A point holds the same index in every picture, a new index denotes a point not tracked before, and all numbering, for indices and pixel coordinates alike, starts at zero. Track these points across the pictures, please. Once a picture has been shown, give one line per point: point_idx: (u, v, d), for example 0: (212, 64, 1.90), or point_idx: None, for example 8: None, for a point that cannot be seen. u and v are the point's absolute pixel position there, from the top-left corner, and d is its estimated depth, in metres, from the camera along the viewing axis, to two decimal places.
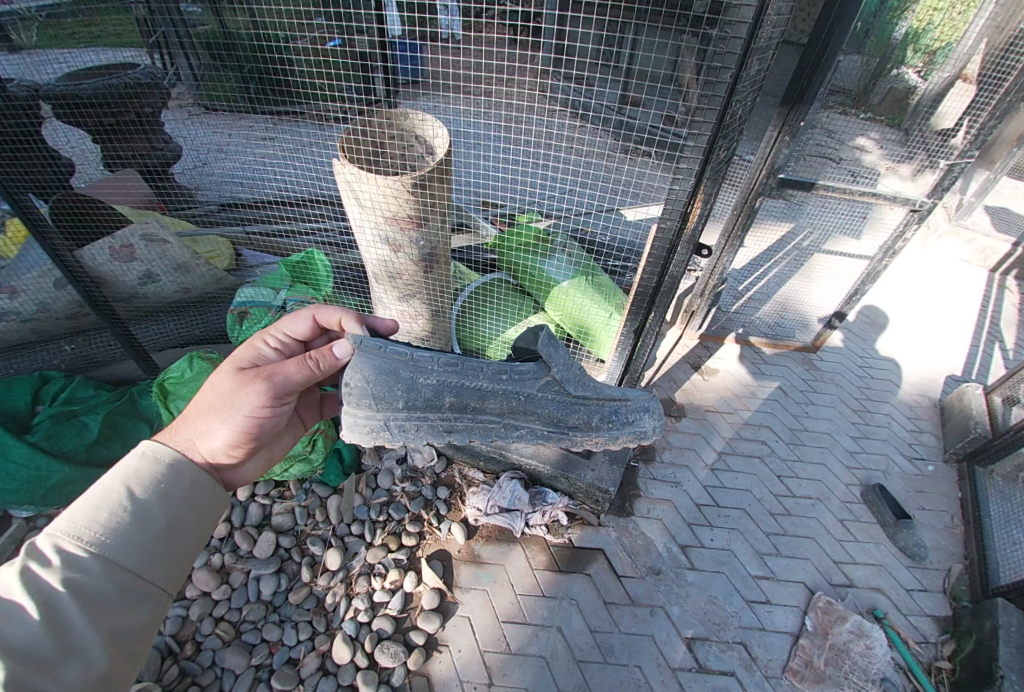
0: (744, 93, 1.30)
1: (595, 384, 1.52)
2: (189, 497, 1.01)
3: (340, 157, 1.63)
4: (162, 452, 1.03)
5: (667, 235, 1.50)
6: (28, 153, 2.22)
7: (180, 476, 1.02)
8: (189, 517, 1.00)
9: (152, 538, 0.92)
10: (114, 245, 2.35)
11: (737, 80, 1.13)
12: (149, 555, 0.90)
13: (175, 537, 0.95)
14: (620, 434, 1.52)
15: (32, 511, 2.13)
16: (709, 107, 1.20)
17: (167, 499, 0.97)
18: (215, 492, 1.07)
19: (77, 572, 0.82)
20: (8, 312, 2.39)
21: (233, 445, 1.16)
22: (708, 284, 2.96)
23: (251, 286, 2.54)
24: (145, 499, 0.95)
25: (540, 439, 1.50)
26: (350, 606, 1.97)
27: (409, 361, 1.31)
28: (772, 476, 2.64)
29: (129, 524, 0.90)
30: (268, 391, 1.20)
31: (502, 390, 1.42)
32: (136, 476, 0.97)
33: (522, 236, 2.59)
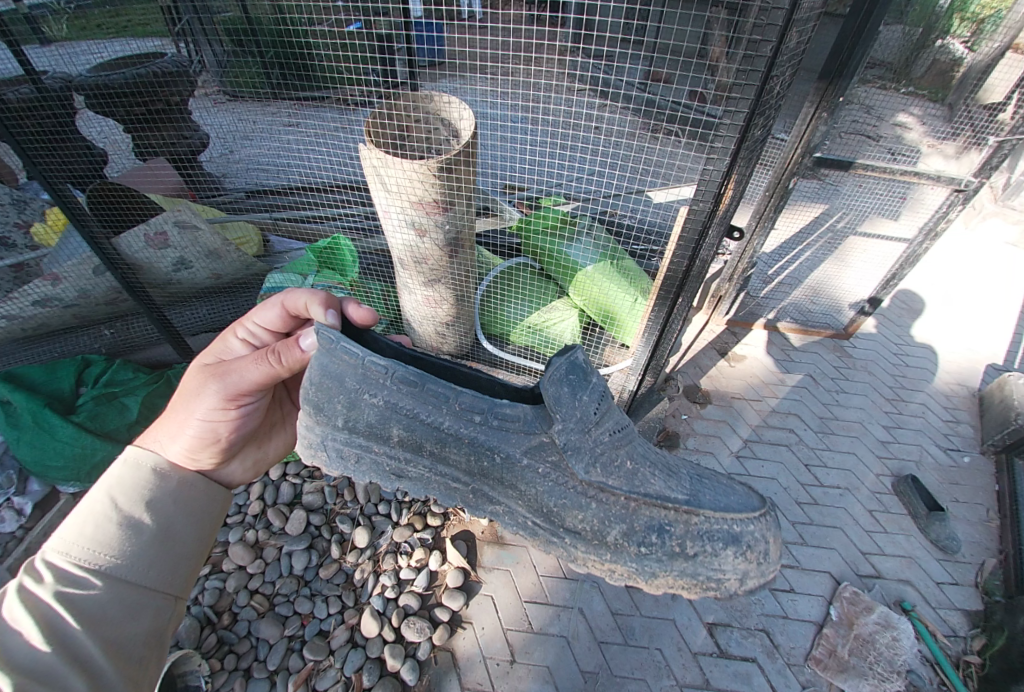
0: (782, 69, 1.24)
1: (631, 470, 1.05)
2: (177, 502, 1.08)
3: (366, 141, 1.64)
4: (143, 460, 1.09)
5: (699, 219, 1.46)
6: (65, 144, 2.29)
7: (164, 484, 1.08)
8: (181, 522, 1.07)
9: (144, 544, 0.98)
10: (148, 233, 2.41)
11: (778, 53, 1.08)
12: (146, 561, 0.97)
13: (168, 541, 1.02)
14: (659, 569, 1.03)
15: (78, 486, 2.26)
16: (747, 84, 1.15)
17: (154, 506, 1.04)
18: (203, 496, 1.14)
19: (72, 584, 0.87)
20: (51, 299, 2.49)
21: (195, 449, 1.16)
22: (737, 268, 2.90)
23: (279, 272, 2.62)
24: (132, 508, 1.01)
25: (522, 533, 1.16)
26: (377, 582, 2.04)
27: (359, 370, 1.04)
28: (800, 464, 2.60)
29: (120, 533, 0.96)
30: (224, 391, 1.17)
31: (470, 439, 1.08)
32: (119, 488, 1.02)
33: (547, 220, 2.58)
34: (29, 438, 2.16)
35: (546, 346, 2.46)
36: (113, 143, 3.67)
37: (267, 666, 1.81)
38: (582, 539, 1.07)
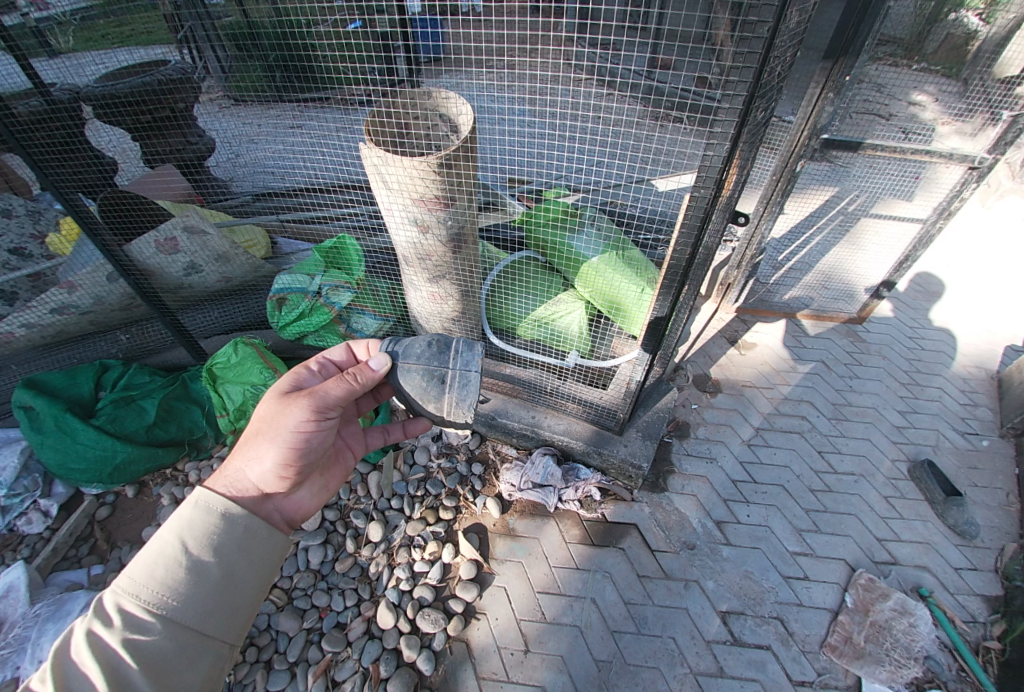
0: (781, 51, 1.21)
1: None
2: (243, 545, 1.03)
3: (366, 141, 1.65)
4: (213, 501, 1.04)
5: (701, 209, 1.41)
6: (74, 155, 2.32)
7: (232, 525, 1.03)
8: (246, 566, 1.02)
9: (207, 592, 0.94)
10: (159, 239, 2.46)
11: (776, 32, 1.04)
12: (207, 609, 0.93)
13: (231, 587, 0.98)
14: None
15: (100, 487, 2.34)
16: (745, 66, 1.12)
17: (222, 549, 1.00)
18: (269, 540, 1.08)
19: (137, 632, 0.85)
20: (68, 306, 2.53)
21: (281, 468, 1.15)
22: (746, 254, 2.92)
23: (288, 273, 2.68)
24: (201, 550, 0.97)
25: None
26: (392, 575, 2.08)
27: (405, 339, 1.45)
28: (813, 451, 2.57)
29: (187, 577, 0.93)
30: (310, 406, 1.19)
31: None
32: (189, 529, 0.99)
33: (551, 211, 2.63)
34: (52, 442, 2.23)
35: (554, 339, 2.47)
36: (122, 152, 3.72)
37: (288, 659, 1.85)
38: None
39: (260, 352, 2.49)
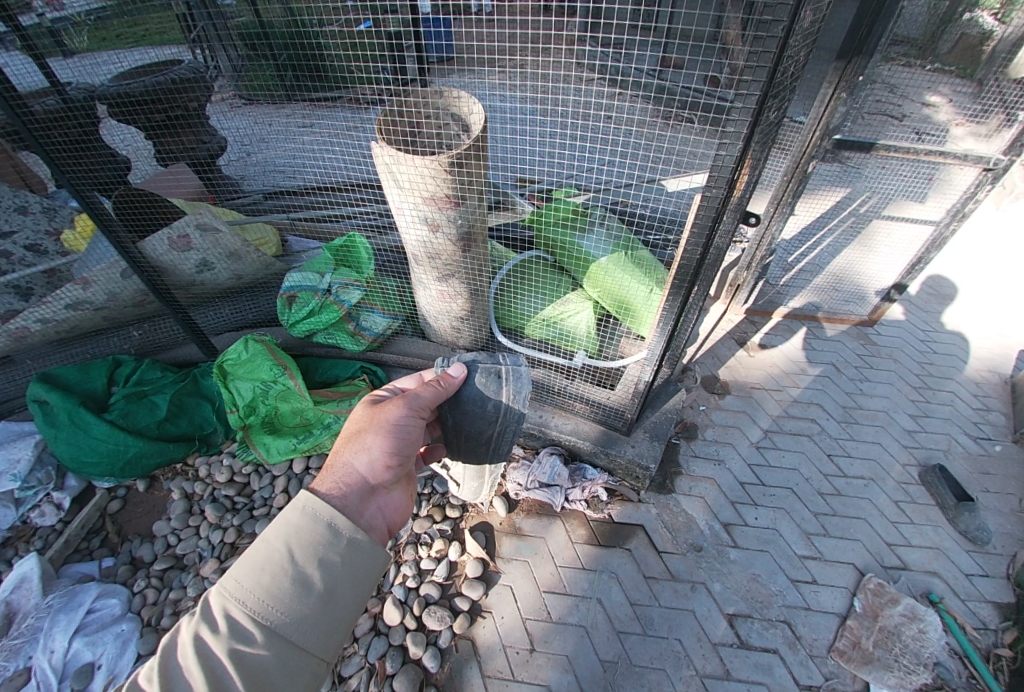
0: (793, 52, 1.21)
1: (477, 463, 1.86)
2: (347, 558, 0.93)
3: (378, 139, 1.66)
4: (319, 504, 0.96)
5: (712, 209, 1.40)
6: (89, 153, 2.35)
7: (336, 534, 0.93)
8: (349, 582, 0.91)
9: (309, 606, 0.86)
10: (171, 236, 2.48)
11: (790, 32, 1.04)
12: (308, 625, 0.86)
13: (333, 603, 0.89)
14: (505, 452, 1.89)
15: (113, 481, 2.37)
16: (758, 66, 1.11)
17: (326, 561, 0.90)
18: (373, 555, 0.96)
19: (240, 642, 0.81)
20: (83, 302, 2.56)
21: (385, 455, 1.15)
22: (755, 255, 2.92)
23: (298, 270, 2.71)
24: (305, 562, 0.89)
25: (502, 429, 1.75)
26: (399, 572, 2.09)
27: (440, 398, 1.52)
28: (822, 454, 2.55)
29: (290, 589, 0.86)
30: (409, 406, 1.27)
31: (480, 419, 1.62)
32: (296, 535, 0.90)
33: (560, 211, 2.62)
34: (65, 435, 2.26)
35: (561, 339, 2.49)
36: (135, 150, 3.77)
37: None
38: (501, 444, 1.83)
39: (270, 349, 2.49)
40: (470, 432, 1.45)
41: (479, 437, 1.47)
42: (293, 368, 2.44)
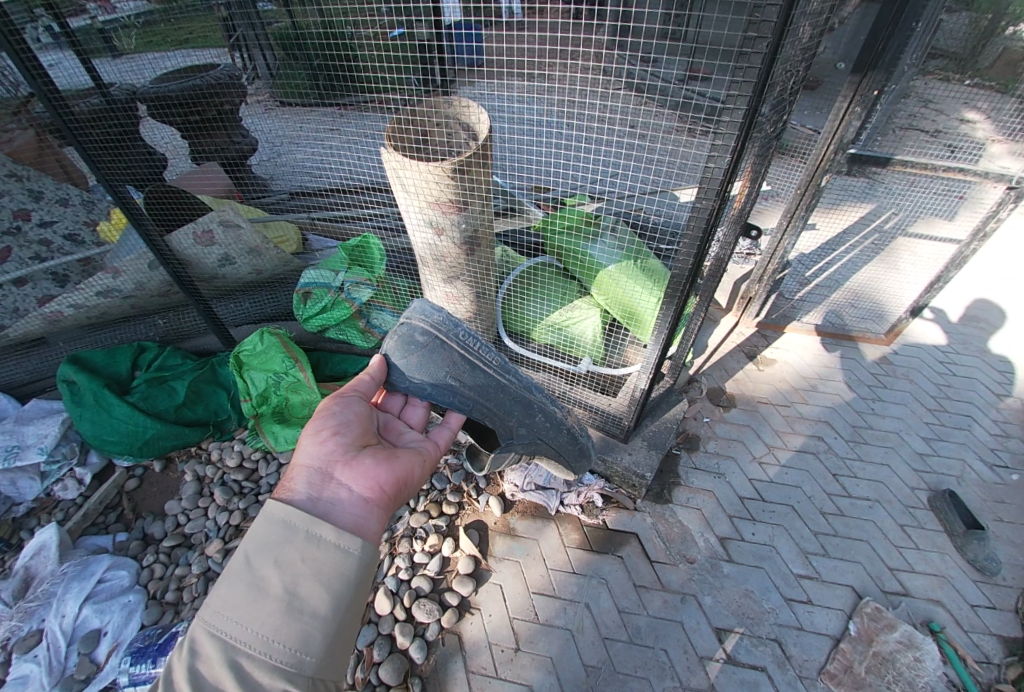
0: (789, 64, 1.19)
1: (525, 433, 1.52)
2: (309, 554, 0.81)
3: (386, 146, 1.72)
4: (271, 503, 0.86)
5: (704, 220, 1.41)
6: (126, 150, 2.50)
7: (293, 531, 0.82)
8: (316, 583, 0.78)
9: (270, 613, 0.74)
10: (196, 231, 2.62)
11: (776, 49, 1.03)
12: (272, 635, 0.73)
13: (298, 609, 0.75)
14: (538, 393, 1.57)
15: (131, 460, 2.49)
16: (744, 81, 1.11)
17: (285, 560, 0.79)
18: (341, 547, 0.84)
19: (198, 662, 0.70)
20: (112, 290, 2.72)
21: (319, 435, 1.07)
22: (767, 268, 2.89)
23: (314, 268, 2.81)
24: (262, 565, 0.78)
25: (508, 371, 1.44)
26: (392, 563, 2.14)
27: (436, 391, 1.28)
28: (827, 473, 2.50)
29: (248, 597, 0.75)
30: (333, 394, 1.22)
31: (491, 372, 1.38)
32: (250, 540, 0.80)
33: (568, 219, 2.62)
34: (89, 414, 2.40)
35: (566, 345, 2.52)
36: (172, 148, 3.98)
37: None
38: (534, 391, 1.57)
39: (284, 342, 2.60)
40: (443, 370, 1.27)
41: (454, 364, 1.28)
42: (304, 362, 2.54)
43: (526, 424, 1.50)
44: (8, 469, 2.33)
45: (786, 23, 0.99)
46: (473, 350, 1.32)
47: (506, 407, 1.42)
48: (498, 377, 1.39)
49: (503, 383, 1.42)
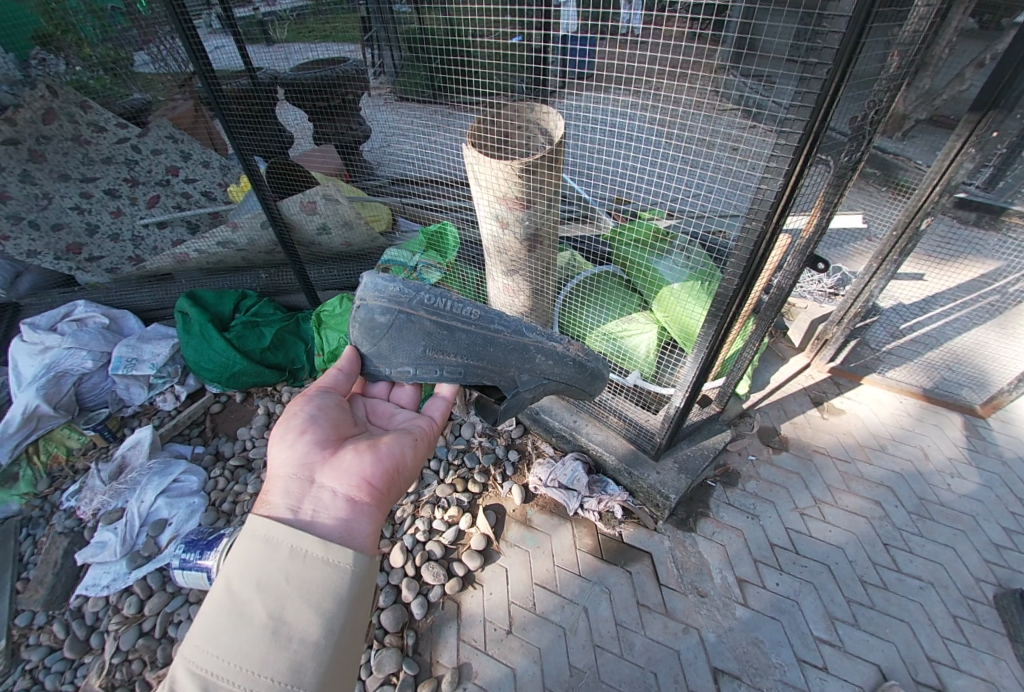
0: (861, 97, 1.22)
1: (521, 385, 1.53)
2: (294, 575, 0.83)
3: (467, 143, 1.89)
4: (259, 525, 0.89)
5: (752, 243, 1.41)
6: (263, 126, 2.93)
7: (280, 553, 0.85)
8: (301, 606, 0.80)
9: (257, 641, 0.75)
10: (303, 200, 2.98)
11: (838, 77, 1.06)
12: (259, 665, 0.74)
13: (284, 635, 0.77)
14: (535, 331, 1.55)
15: (219, 388, 2.90)
16: (803, 106, 1.15)
17: (271, 584, 0.80)
18: (328, 567, 0.86)
19: None
20: (230, 242, 3.19)
21: (297, 436, 1.16)
22: (848, 309, 2.69)
23: (396, 248, 3.08)
24: (247, 591, 0.79)
25: (492, 317, 1.47)
26: (412, 524, 2.31)
27: (421, 364, 1.38)
28: (877, 541, 2.28)
29: (234, 628, 0.76)
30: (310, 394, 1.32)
31: (470, 328, 1.42)
32: (236, 564, 0.82)
33: (639, 231, 2.64)
34: (195, 342, 2.84)
35: (618, 355, 2.55)
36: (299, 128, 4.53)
37: None
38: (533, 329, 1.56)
39: None
40: (422, 344, 1.35)
41: (429, 335, 1.34)
42: None
43: (527, 369, 1.54)
44: (126, 375, 2.80)
45: (851, 52, 1.02)
46: (444, 314, 1.36)
47: (500, 360, 1.46)
48: (481, 329, 1.43)
49: (488, 335, 1.45)
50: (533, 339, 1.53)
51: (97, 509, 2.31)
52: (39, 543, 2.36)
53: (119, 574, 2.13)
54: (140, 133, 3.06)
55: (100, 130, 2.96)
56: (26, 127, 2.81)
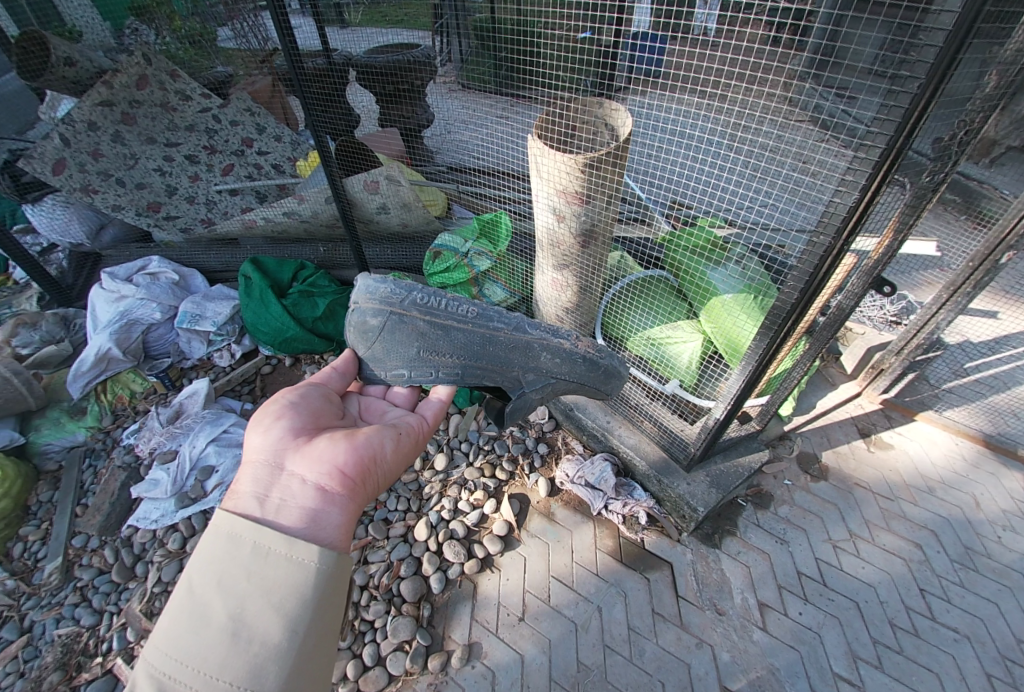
0: (950, 117, 1.18)
1: (524, 383, 1.64)
2: (257, 572, 0.82)
3: (533, 134, 1.91)
4: (225, 523, 0.89)
5: (816, 260, 1.37)
6: (335, 104, 3.05)
7: (243, 551, 0.84)
8: (262, 605, 0.78)
9: (216, 642, 0.74)
10: (367, 179, 3.08)
11: (930, 92, 1.02)
12: (217, 668, 0.73)
13: (244, 637, 0.76)
14: (536, 329, 1.66)
15: (271, 351, 3.07)
16: (889, 120, 1.11)
17: (231, 584, 0.79)
18: (292, 564, 0.85)
19: None
20: (295, 213, 3.35)
21: (277, 420, 1.20)
22: (909, 341, 2.56)
23: (450, 233, 3.15)
24: (208, 591, 0.79)
25: (491, 315, 1.59)
26: (439, 502, 2.39)
27: (416, 364, 1.49)
28: (913, 585, 2.17)
29: (194, 629, 0.75)
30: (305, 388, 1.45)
31: (466, 326, 1.53)
32: (198, 565, 0.82)
33: (696, 238, 2.57)
34: (254, 305, 3.01)
35: (658, 362, 2.53)
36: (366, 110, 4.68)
37: None
38: (534, 326, 1.67)
39: None
40: (416, 346, 1.48)
41: (423, 335, 1.48)
42: None
43: (532, 369, 1.64)
44: (190, 329, 3.00)
45: (945, 69, 0.99)
46: (437, 314, 1.50)
47: (502, 359, 1.58)
48: (477, 327, 1.54)
49: (485, 334, 1.56)
50: (535, 335, 1.65)
51: (153, 448, 2.50)
52: (99, 473, 2.57)
53: (166, 510, 2.30)
54: (222, 104, 3.20)
55: (186, 99, 3.13)
56: (120, 90, 2.98)
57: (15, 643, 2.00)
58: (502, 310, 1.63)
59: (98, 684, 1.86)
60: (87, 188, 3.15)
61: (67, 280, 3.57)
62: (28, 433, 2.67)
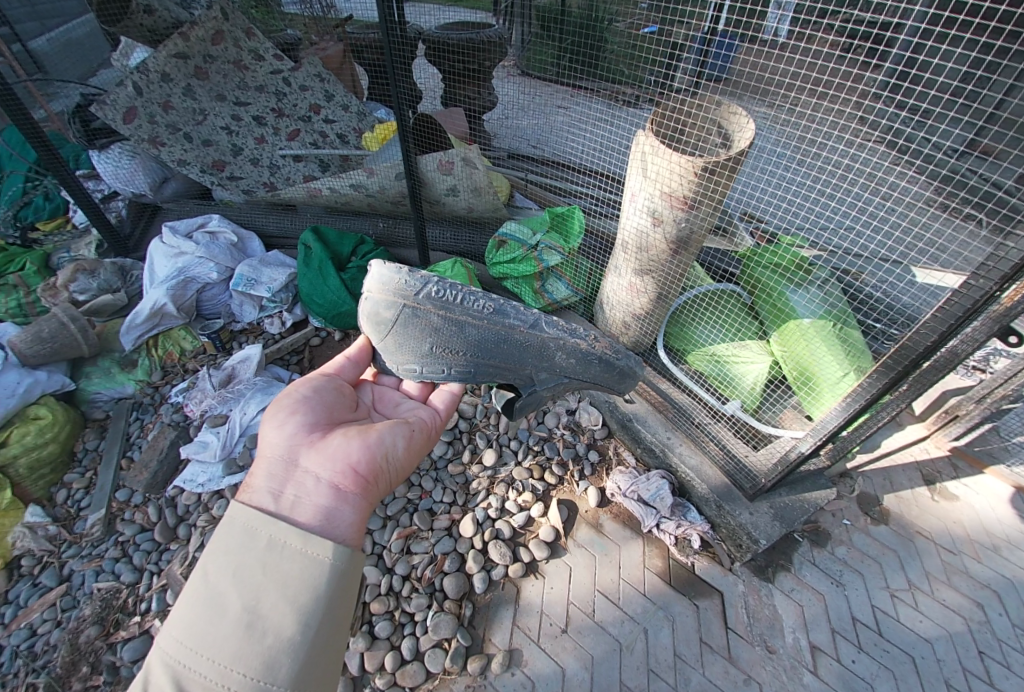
0: None
1: (534, 381, 1.61)
2: (270, 563, 0.78)
3: (645, 129, 1.81)
4: (238, 511, 0.85)
5: (964, 306, 1.28)
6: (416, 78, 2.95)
7: (257, 542, 0.80)
8: (277, 598, 0.74)
9: (228, 633, 0.70)
10: (443, 159, 2.98)
11: None
12: (228, 660, 0.68)
13: (258, 629, 0.71)
14: (553, 326, 1.56)
15: (321, 323, 3.03)
16: None
17: (244, 574, 0.75)
18: (306, 557, 0.81)
19: None
20: (361, 186, 3.29)
21: (288, 415, 1.17)
22: (991, 389, 2.36)
23: (516, 223, 3.05)
24: (221, 580, 0.74)
25: (506, 311, 1.46)
26: (485, 499, 2.33)
27: (428, 361, 1.39)
28: (972, 647, 2.06)
29: (203, 620, 0.70)
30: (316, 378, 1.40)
31: (482, 323, 1.40)
32: (211, 552, 0.77)
33: (779, 256, 2.49)
34: (311, 275, 2.96)
35: (720, 380, 2.41)
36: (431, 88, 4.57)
37: (387, 512, 2.28)
38: (551, 324, 1.57)
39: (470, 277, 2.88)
40: (429, 341, 1.37)
41: (436, 331, 1.36)
42: None
43: (545, 368, 1.60)
44: (244, 292, 2.97)
45: None
46: (453, 308, 1.36)
47: (517, 357, 1.51)
48: (492, 324, 1.42)
49: (501, 330, 1.44)
50: (550, 333, 1.55)
51: (204, 410, 2.49)
52: (146, 427, 2.57)
53: (213, 474, 2.29)
54: (293, 67, 3.12)
55: (259, 58, 3.07)
56: (196, 44, 2.93)
57: (55, 590, 2.01)
58: (520, 304, 1.50)
59: (135, 643, 1.85)
60: (154, 140, 3.16)
61: (125, 230, 3.59)
62: (79, 380, 2.67)
